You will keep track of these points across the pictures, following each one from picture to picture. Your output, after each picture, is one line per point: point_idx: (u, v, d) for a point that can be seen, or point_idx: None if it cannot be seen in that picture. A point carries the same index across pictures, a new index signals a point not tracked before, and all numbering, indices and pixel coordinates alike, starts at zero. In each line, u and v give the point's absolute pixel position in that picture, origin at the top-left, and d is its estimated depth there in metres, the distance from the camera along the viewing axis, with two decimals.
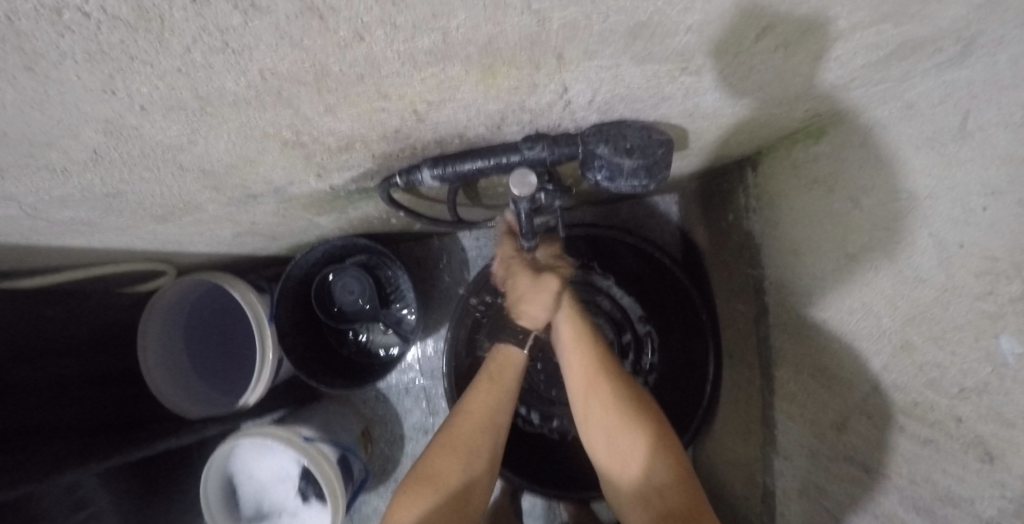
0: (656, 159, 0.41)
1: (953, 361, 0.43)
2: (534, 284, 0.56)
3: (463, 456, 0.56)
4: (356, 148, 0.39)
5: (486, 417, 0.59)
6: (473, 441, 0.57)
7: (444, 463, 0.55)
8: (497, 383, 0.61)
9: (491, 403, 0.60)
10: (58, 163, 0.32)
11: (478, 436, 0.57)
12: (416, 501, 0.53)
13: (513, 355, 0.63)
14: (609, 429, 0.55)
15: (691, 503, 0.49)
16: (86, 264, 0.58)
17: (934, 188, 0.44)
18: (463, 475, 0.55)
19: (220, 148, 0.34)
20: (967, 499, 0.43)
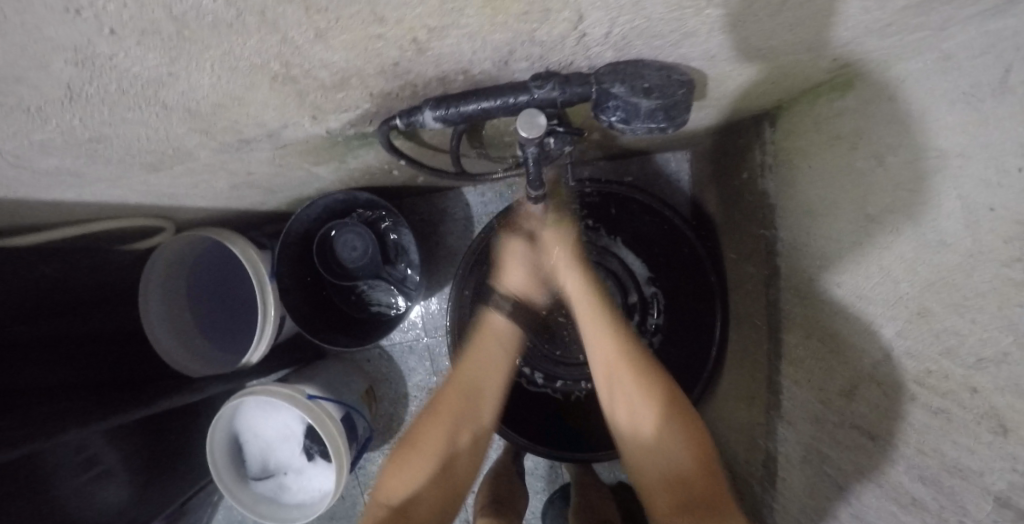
0: (675, 101, 0.37)
1: (973, 329, 0.40)
2: (518, 249, 0.58)
3: (450, 424, 0.54)
4: (352, 85, 0.34)
5: (473, 378, 0.57)
6: (461, 405, 0.55)
7: (432, 432, 0.53)
8: (485, 351, 0.59)
9: (479, 363, 0.58)
10: (30, 100, 0.29)
11: (465, 400, 0.55)
12: (404, 472, 0.51)
13: (495, 321, 0.61)
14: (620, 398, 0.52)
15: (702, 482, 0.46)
16: (81, 220, 0.56)
17: (966, 147, 0.41)
18: (450, 445, 0.53)
19: (203, 83, 0.31)
20: (975, 471, 0.41)
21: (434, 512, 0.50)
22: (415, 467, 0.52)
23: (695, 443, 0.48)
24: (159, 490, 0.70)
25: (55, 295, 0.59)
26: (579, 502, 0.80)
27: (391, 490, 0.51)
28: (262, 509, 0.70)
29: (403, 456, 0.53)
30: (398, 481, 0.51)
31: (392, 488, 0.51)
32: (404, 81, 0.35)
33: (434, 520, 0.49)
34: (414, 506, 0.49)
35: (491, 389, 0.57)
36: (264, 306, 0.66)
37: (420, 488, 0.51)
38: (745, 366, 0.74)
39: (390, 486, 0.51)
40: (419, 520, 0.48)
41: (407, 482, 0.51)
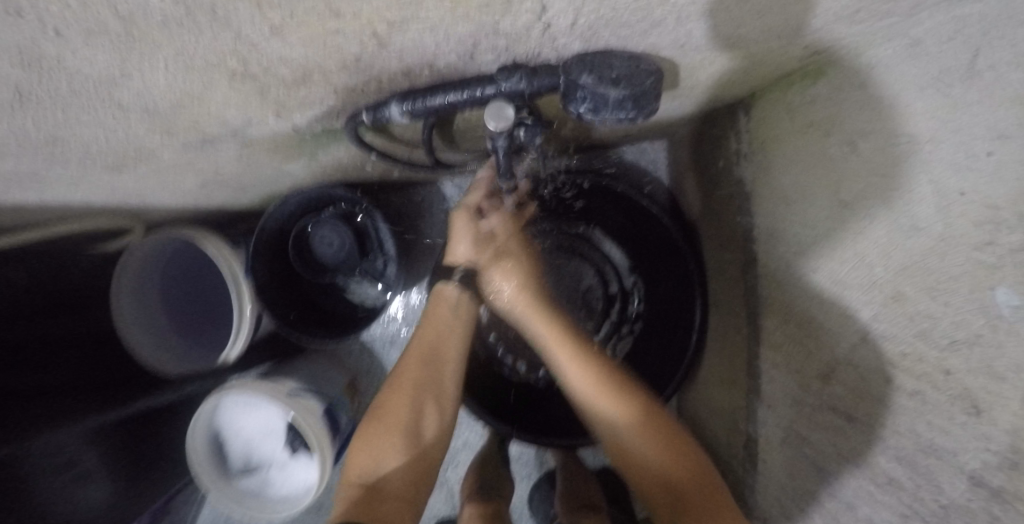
0: (644, 90, 0.35)
1: (945, 312, 0.41)
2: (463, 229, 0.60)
3: (414, 396, 0.54)
4: (315, 81, 0.33)
5: (430, 347, 0.58)
6: (422, 376, 0.56)
7: (397, 406, 0.53)
8: (435, 320, 0.60)
9: (435, 335, 0.59)
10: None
11: (423, 370, 0.56)
12: (370, 450, 0.51)
13: (447, 293, 0.61)
14: (602, 420, 0.52)
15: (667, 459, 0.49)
16: (46, 223, 0.54)
17: (937, 131, 0.41)
18: (417, 419, 0.53)
19: (159, 82, 0.30)
20: (950, 451, 0.42)
21: (409, 485, 0.50)
22: (381, 445, 0.51)
23: (650, 417, 0.51)
24: (144, 490, 0.69)
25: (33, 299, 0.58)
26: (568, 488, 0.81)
27: (359, 470, 0.50)
28: (248, 505, 0.70)
29: (368, 435, 0.52)
30: (365, 460, 0.50)
31: (360, 468, 0.50)
32: (369, 76, 0.34)
33: (405, 498, 0.48)
34: (384, 484, 0.49)
35: (448, 353, 0.58)
36: (240, 302, 0.66)
37: (391, 465, 0.50)
38: (725, 351, 0.75)
39: (358, 466, 0.50)
40: (390, 498, 0.48)
41: (375, 460, 0.50)
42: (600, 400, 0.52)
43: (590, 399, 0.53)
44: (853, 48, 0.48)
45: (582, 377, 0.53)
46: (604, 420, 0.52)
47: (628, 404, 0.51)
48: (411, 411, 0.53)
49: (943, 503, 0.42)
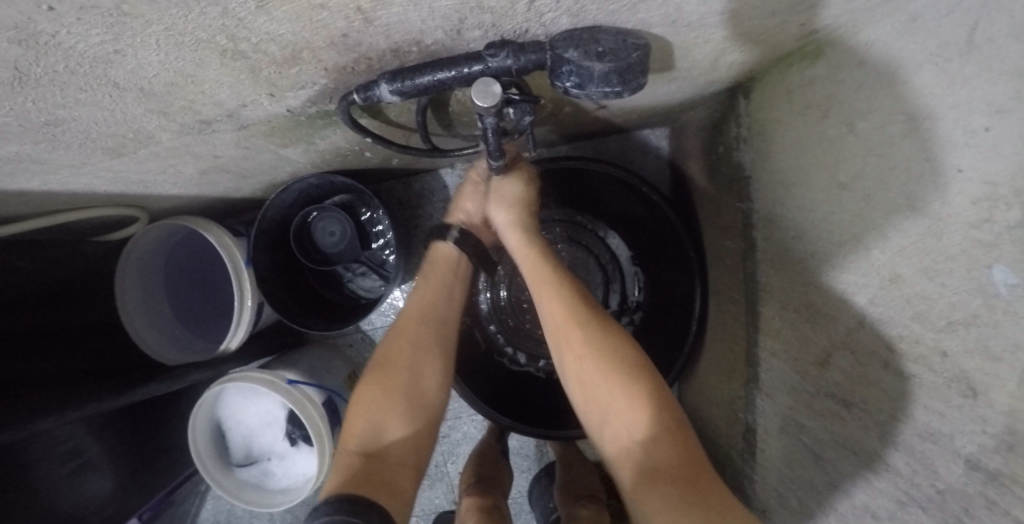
0: (630, 63, 0.35)
1: (942, 292, 0.41)
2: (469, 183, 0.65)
3: (415, 356, 0.55)
4: (305, 59, 0.34)
5: (430, 304, 0.59)
6: (422, 337, 0.56)
7: (397, 368, 0.53)
8: (433, 275, 0.62)
9: (436, 298, 0.60)
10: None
11: (424, 324, 0.57)
12: (368, 418, 0.50)
13: (443, 250, 0.64)
14: (600, 398, 0.48)
15: (684, 456, 0.43)
16: (53, 211, 0.55)
17: (935, 107, 0.41)
18: (417, 380, 0.54)
19: (152, 60, 0.30)
20: (946, 435, 0.42)
21: (411, 443, 0.50)
22: (382, 411, 0.51)
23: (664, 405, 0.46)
24: (146, 476, 0.71)
25: (48, 285, 0.60)
26: (566, 480, 0.80)
27: (358, 439, 0.49)
28: (248, 495, 0.71)
29: (369, 402, 0.51)
30: (364, 427, 0.49)
31: (358, 437, 0.49)
32: (357, 54, 0.35)
33: (410, 462, 0.49)
34: (386, 451, 0.48)
35: (448, 309, 0.60)
36: (241, 293, 0.66)
37: (391, 425, 0.50)
38: (724, 338, 0.75)
39: (356, 434, 0.49)
40: (395, 466, 0.48)
41: (374, 427, 0.50)
42: (573, 337, 0.51)
43: (565, 340, 0.52)
44: (851, 25, 0.47)
45: (556, 317, 0.54)
46: (579, 365, 0.50)
47: (602, 345, 0.50)
48: (409, 370, 0.54)
49: (940, 488, 0.43)
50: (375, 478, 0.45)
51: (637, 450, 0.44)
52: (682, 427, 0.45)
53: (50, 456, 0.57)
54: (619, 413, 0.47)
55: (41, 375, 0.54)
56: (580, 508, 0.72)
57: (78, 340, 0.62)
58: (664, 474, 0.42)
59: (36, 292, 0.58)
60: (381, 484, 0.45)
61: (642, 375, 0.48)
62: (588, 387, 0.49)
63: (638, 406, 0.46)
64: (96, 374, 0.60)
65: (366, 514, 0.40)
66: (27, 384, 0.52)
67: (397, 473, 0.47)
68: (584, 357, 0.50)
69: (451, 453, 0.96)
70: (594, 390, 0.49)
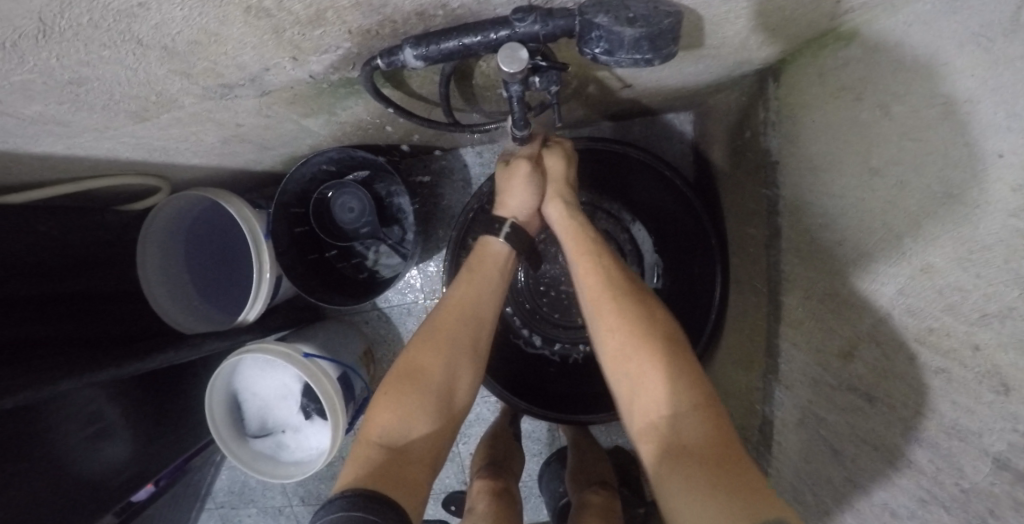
0: (662, 29, 0.33)
1: (977, 284, 0.39)
2: (516, 170, 0.60)
3: (448, 356, 0.53)
4: (328, 20, 0.33)
5: (471, 304, 0.57)
6: (458, 340, 0.55)
7: (429, 365, 0.52)
8: (478, 269, 0.60)
9: (476, 298, 0.58)
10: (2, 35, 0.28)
11: (463, 324, 0.56)
12: (393, 409, 0.49)
13: (493, 245, 0.62)
14: (631, 374, 0.47)
15: (714, 437, 0.41)
16: (79, 179, 0.56)
17: (974, 90, 0.39)
18: (449, 381, 0.53)
19: (176, 15, 0.29)
20: (974, 432, 0.40)
21: (434, 446, 0.50)
22: (409, 405, 0.50)
23: (698, 386, 0.45)
24: (165, 442, 0.73)
25: (76, 254, 0.61)
26: (576, 466, 0.80)
27: (381, 431, 0.48)
28: (262, 465, 0.72)
29: (394, 393, 0.50)
30: (388, 419, 0.49)
31: (381, 428, 0.49)
32: (381, 16, 0.34)
33: (430, 459, 0.49)
34: (409, 447, 0.48)
35: (487, 312, 0.58)
36: (260, 265, 0.66)
37: (418, 426, 0.49)
38: (744, 329, 0.73)
39: (380, 426, 0.49)
40: (416, 462, 0.48)
41: (399, 421, 0.49)
42: (606, 312, 0.51)
43: (597, 314, 0.51)
44: (889, 5, 0.45)
45: (590, 292, 0.53)
46: (610, 337, 0.49)
47: (630, 319, 0.49)
48: (442, 370, 0.53)
49: (964, 487, 0.42)
50: (395, 473, 0.45)
51: (668, 427, 0.43)
52: (709, 404, 0.43)
53: (71, 421, 0.59)
54: (648, 388, 0.45)
55: (67, 340, 0.55)
56: (590, 495, 0.71)
57: (103, 307, 0.63)
58: (692, 451, 0.40)
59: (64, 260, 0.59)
60: (399, 479, 0.45)
61: (676, 357, 0.46)
62: (618, 359, 0.48)
63: (667, 385, 0.44)
64: (118, 340, 0.61)
65: (383, 512, 0.40)
66: (53, 348, 0.53)
67: (416, 470, 0.47)
68: (619, 331, 0.49)
69: (462, 434, 0.96)
70: (626, 364, 0.48)
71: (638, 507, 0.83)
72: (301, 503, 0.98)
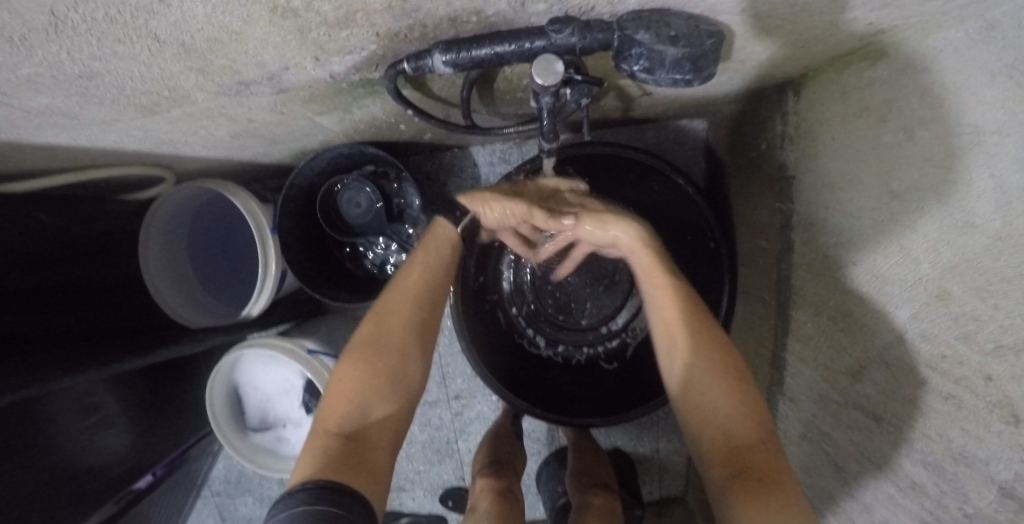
0: (703, 51, 0.33)
1: (995, 314, 0.38)
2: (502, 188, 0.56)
3: (408, 344, 0.51)
4: (357, 21, 0.31)
5: (429, 290, 0.53)
6: (416, 319, 0.52)
7: (388, 346, 0.50)
8: (433, 248, 0.55)
9: (426, 278, 0.53)
10: (11, 28, 0.26)
11: (421, 311, 0.52)
12: (353, 398, 0.47)
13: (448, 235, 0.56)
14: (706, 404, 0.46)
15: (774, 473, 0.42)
16: (82, 168, 0.54)
17: (1005, 121, 0.37)
18: (409, 368, 0.50)
19: (197, 13, 0.28)
20: (982, 459, 0.40)
21: (390, 434, 0.49)
22: (369, 390, 0.48)
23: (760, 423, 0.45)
24: (163, 433, 0.72)
25: (75, 244, 0.58)
26: (577, 468, 0.80)
27: (339, 419, 0.46)
28: (261, 460, 0.71)
29: (353, 380, 0.48)
30: (346, 407, 0.47)
31: (338, 418, 0.46)
32: (413, 20, 0.32)
33: (389, 440, 0.48)
34: (367, 432, 0.47)
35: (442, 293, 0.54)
36: (266, 259, 0.65)
37: (376, 417, 0.48)
38: (751, 340, 0.73)
39: (337, 415, 0.46)
40: (375, 446, 0.47)
41: (358, 406, 0.47)
42: (682, 335, 0.49)
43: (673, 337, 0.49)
44: (919, 29, 0.43)
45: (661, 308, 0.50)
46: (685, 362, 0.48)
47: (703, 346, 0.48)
48: (401, 355, 0.50)
49: (969, 512, 0.42)
50: (358, 462, 0.44)
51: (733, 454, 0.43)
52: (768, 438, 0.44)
53: (70, 411, 0.58)
54: (720, 417, 0.45)
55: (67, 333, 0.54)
56: (592, 497, 0.71)
57: (104, 299, 0.62)
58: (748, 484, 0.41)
59: (64, 251, 0.57)
60: (361, 467, 0.44)
61: (743, 390, 0.46)
62: (691, 385, 0.48)
63: (734, 418, 0.45)
64: (120, 334, 0.59)
65: (348, 506, 0.39)
66: (53, 340, 0.51)
67: (377, 454, 0.46)
68: (697, 361, 0.48)
69: (463, 431, 0.96)
70: (699, 394, 0.47)
71: (637, 509, 0.84)
72: None
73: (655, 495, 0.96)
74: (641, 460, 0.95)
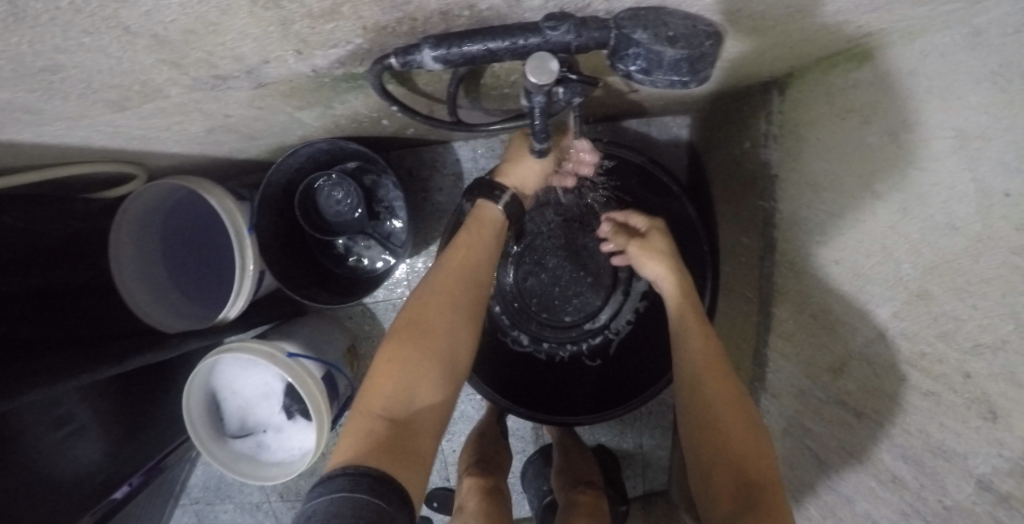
0: (702, 52, 0.32)
1: (973, 315, 0.40)
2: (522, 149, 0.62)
3: (451, 328, 0.51)
4: (343, 14, 0.30)
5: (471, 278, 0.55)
6: (459, 305, 0.52)
7: (432, 330, 0.50)
8: (476, 239, 0.57)
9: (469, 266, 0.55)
10: None
11: (463, 298, 0.53)
12: (399, 379, 0.46)
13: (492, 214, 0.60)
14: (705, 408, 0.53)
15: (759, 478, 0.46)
16: (45, 165, 0.51)
17: (988, 128, 0.39)
18: (453, 351, 0.50)
19: (171, 1, 0.26)
20: (960, 453, 0.41)
21: (436, 418, 0.47)
22: (416, 371, 0.47)
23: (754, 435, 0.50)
24: (139, 441, 0.69)
25: (42, 245, 0.55)
26: (562, 465, 0.80)
27: (383, 402, 0.45)
28: (242, 467, 0.69)
29: (399, 360, 0.47)
30: (390, 391, 0.46)
31: (383, 400, 0.45)
32: (402, 14, 0.31)
33: (434, 429, 0.46)
34: (411, 418, 0.45)
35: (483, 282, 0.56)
36: (243, 259, 0.63)
37: (422, 399, 0.46)
38: (733, 337, 0.74)
39: (382, 397, 0.45)
40: (420, 433, 0.45)
41: (405, 388, 0.46)
42: (695, 350, 0.56)
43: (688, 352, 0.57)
44: (905, 32, 0.45)
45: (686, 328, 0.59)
46: (694, 372, 0.55)
47: (714, 361, 0.54)
48: (445, 339, 0.50)
49: (947, 505, 0.42)
50: (401, 449, 0.42)
51: (726, 454, 0.49)
52: (758, 447, 0.49)
53: (41, 422, 0.55)
54: (717, 421, 0.51)
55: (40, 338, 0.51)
56: (578, 494, 0.72)
57: (80, 302, 0.59)
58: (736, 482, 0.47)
59: (31, 254, 0.54)
60: (405, 451, 0.42)
61: (741, 405, 0.52)
62: (696, 392, 0.54)
63: (730, 425, 0.50)
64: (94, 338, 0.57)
65: (389, 495, 0.36)
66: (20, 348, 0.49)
67: (421, 443, 0.44)
68: (703, 372, 0.54)
69: (447, 431, 0.95)
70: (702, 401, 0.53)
71: (621, 505, 0.84)
72: (279, 499, 0.95)
73: (639, 490, 0.97)
74: (625, 456, 0.96)
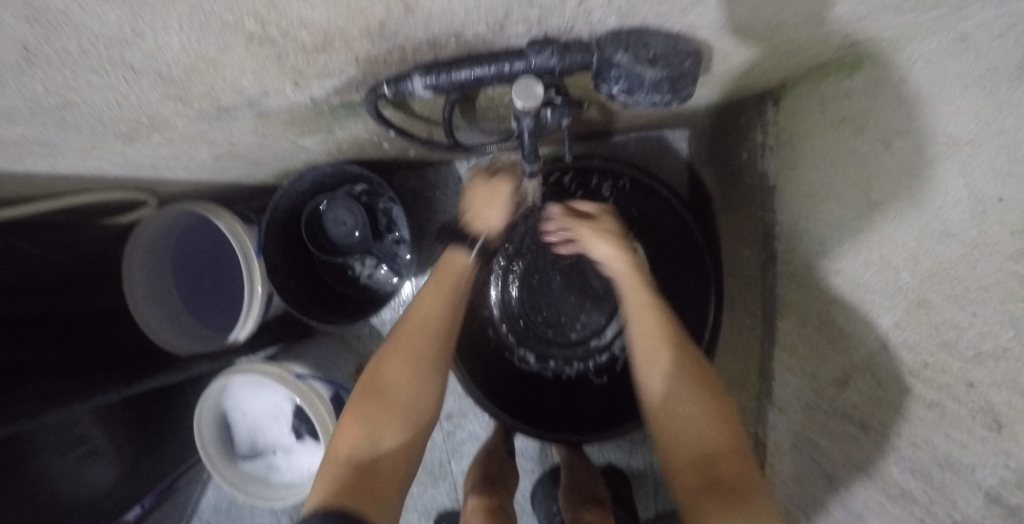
0: (682, 72, 0.34)
1: (973, 322, 0.39)
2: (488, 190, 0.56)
3: (420, 373, 0.51)
4: (336, 47, 0.32)
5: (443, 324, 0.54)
6: (429, 351, 0.53)
7: (400, 378, 0.51)
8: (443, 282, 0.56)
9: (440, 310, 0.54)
10: None
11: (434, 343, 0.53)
12: (366, 427, 0.48)
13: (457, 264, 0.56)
14: (680, 411, 0.48)
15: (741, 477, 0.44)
16: (62, 194, 0.53)
17: (978, 133, 0.38)
18: (422, 397, 0.51)
19: (172, 42, 0.27)
20: (967, 465, 0.40)
21: (403, 463, 0.48)
22: (382, 420, 0.48)
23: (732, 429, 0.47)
24: (151, 462, 0.70)
25: (57, 273, 0.58)
26: (569, 483, 0.80)
27: (349, 449, 0.46)
28: (252, 488, 0.70)
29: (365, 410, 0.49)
30: (355, 439, 0.47)
31: (349, 447, 0.47)
32: (391, 44, 0.32)
33: (401, 476, 0.47)
34: (377, 462, 0.46)
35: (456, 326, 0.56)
36: (250, 281, 0.65)
37: (388, 445, 0.48)
38: (739, 350, 0.73)
39: (348, 444, 0.47)
40: (386, 479, 0.46)
41: (370, 436, 0.47)
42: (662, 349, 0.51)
43: (650, 351, 0.52)
44: (896, 38, 0.43)
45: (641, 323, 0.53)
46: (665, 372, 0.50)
47: (684, 355, 0.51)
48: (412, 386, 0.51)
49: (956, 519, 0.41)
50: (366, 493, 0.43)
51: (706, 460, 0.45)
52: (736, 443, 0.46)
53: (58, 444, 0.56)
54: (694, 423, 0.47)
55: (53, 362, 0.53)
56: (584, 513, 0.71)
57: (93, 327, 0.62)
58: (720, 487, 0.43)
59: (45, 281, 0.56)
60: (370, 495, 0.43)
61: (717, 400, 0.48)
62: (672, 394, 0.49)
63: (709, 424, 0.47)
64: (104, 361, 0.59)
65: None
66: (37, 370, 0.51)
67: (387, 487, 0.45)
68: (677, 372, 0.50)
69: (454, 450, 0.95)
70: (676, 404, 0.48)
71: None
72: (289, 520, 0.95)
73: (651, 510, 0.95)
74: (635, 474, 0.95)
